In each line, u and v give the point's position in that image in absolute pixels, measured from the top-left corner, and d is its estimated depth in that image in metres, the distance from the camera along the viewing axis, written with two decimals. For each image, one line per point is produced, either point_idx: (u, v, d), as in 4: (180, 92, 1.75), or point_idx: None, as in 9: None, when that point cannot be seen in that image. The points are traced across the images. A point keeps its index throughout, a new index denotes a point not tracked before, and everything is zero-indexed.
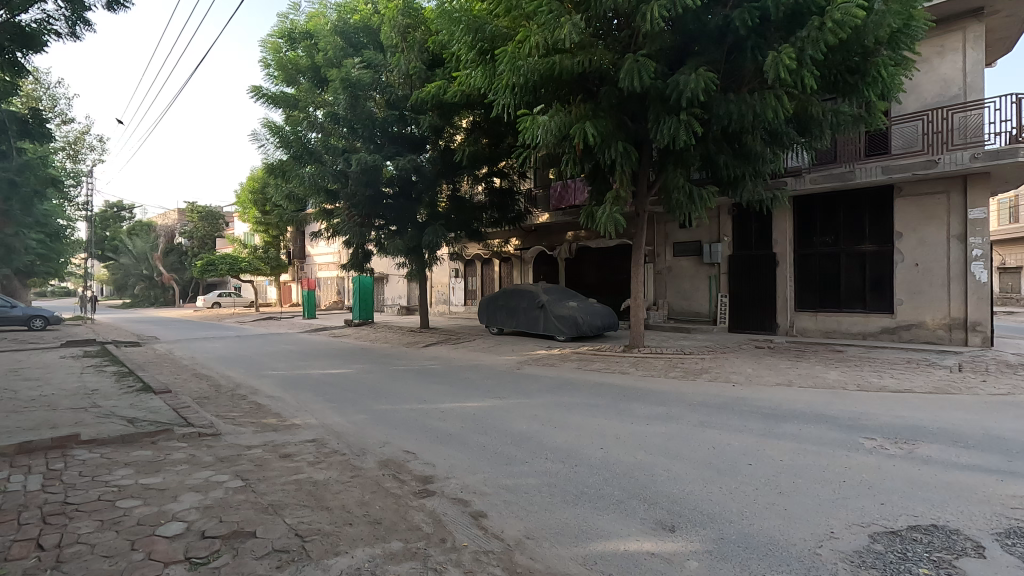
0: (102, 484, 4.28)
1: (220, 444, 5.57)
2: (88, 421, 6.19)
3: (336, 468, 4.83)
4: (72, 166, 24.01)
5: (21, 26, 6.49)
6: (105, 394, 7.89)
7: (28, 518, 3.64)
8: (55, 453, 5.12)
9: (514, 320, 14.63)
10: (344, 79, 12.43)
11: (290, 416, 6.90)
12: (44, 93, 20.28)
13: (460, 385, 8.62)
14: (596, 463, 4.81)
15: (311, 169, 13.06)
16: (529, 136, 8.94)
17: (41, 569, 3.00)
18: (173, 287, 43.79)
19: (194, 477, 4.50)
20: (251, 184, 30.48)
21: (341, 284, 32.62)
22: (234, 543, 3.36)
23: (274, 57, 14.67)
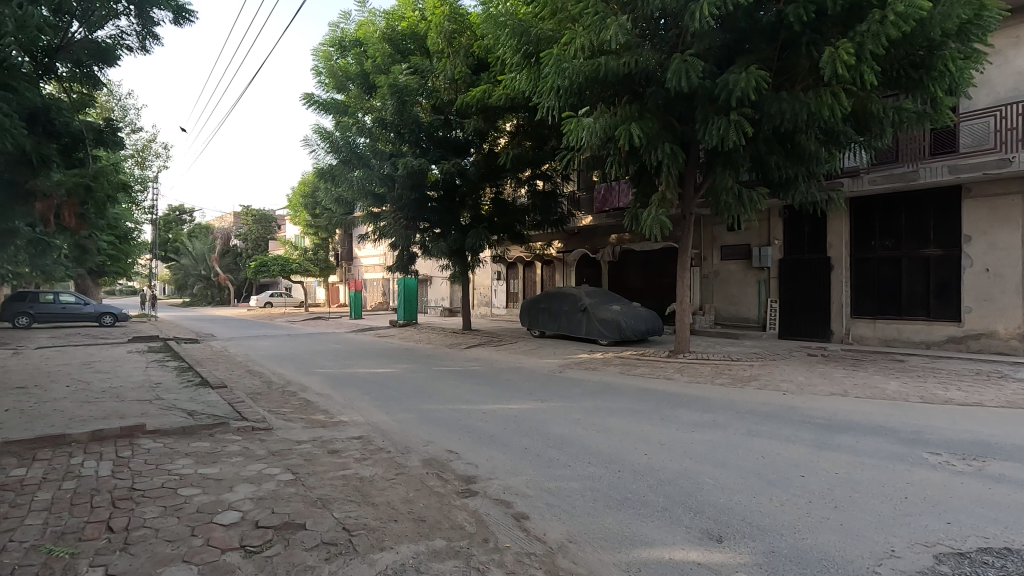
0: (165, 473, 4.53)
1: (272, 438, 5.78)
2: (153, 413, 6.56)
3: (382, 465, 4.95)
4: (140, 172, 25.51)
5: (98, 42, 6.95)
6: (167, 387, 8.34)
7: (99, 502, 3.89)
8: (123, 442, 5.44)
9: (555, 323, 14.58)
10: (391, 85, 12.70)
11: (338, 413, 7.10)
12: (116, 104, 21.68)
13: (502, 387, 8.65)
14: (641, 469, 4.73)
15: (359, 174, 13.41)
16: (573, 139, 8.89)
17: (111, 550, 3.19)
18: (229, 287, 45.86)
19: (248, 469, 4.69)
20: (302, 188, 31.61)
21: (387, 285, 33.43)
22: (286, 534, 3.48)
23: (325, 64, 15.03)
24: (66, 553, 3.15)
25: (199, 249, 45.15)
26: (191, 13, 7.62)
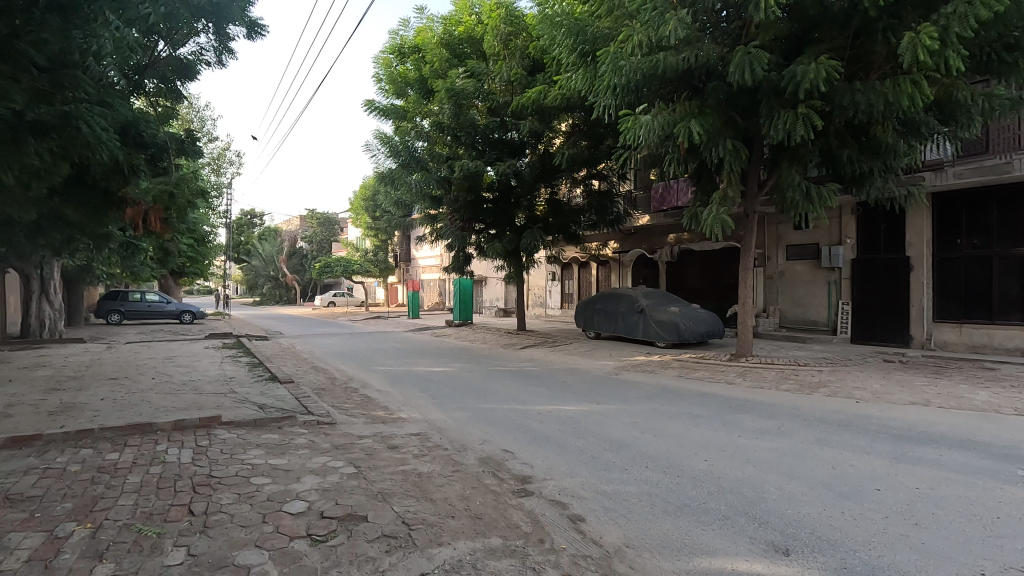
0: (239, 462, 4.81)
1: (335, 432, 6.02)
2: (228, 405, 6.98)
3: (439, 462, 5.05)
4: (216, 179, 27.20)
5: (180, 59, 7.51)
6: (240, 382, 8.85)
7: (182, 486, 4.18)
8: (202, 432, 5.82)
9: (611, 324, 14.39)
10: (449, 89, 12.94)
11: (397, 409, 7.30)
12: (196, 116, 23.23)
13: (557, 388, 8.63)
14: (701, 476, 4.59)
15: (417, 177, 13.75)
16: (630, 137, 8.75)
17: (192, 532, 3.42)
18: (295, 287, 48.10)
19: (314, 462, 4.90)
20: (363, 192, 32.73)
21: (443, 286, 34.08)
22: (349, 525, 3.61)
23: (385, 71, 15.41)
24: (154, 533, 3.41)
25: (268, 251, 47.60)
26: (262, 27, 8.05)
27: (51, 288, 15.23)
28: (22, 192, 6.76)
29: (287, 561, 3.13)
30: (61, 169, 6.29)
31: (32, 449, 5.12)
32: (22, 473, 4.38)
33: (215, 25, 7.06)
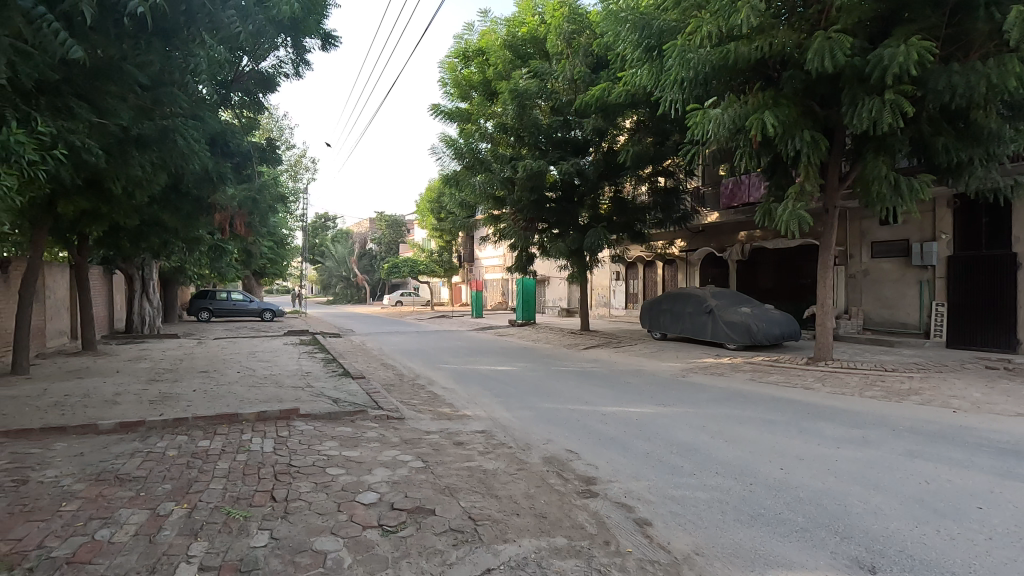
0: (316, 453, 5.08)
1: (404, 427, 6.22)
2: (305, 398, 7.37)
3: (504, 460, 5.10)
4: (293, 184, 28.76)
5: (262, 72, 8.04)
6: (316, 376, 9.33)
7: (266, 473, 4.47)
8: (282, 423, 6.18)
9: (678, 325, 13.99)
10: (513, 90, 13.01)
11: (462, 407, 7.44)
12: (276, 125, 24.67)
13: (622, 389, 8.50)
14: (776, 484, 4.38)
15: (481, 178, 13.96)
16: (698, 132, 8.48)
17: (275, 517, 3.65)
18: (365, 287, 50.04)
19: (384, 455, 5.09)
20: (429, 194, 33.57)
21: (506, 286, 34.36)
22: (418, 517, 3.72)
23: (450, 75, 15.63)
24: (241, 516, 3.65)
25: (341, 253, 49.76)
26: (336, 38, 8.44)
27: (151, 288, 16.65)
28: (128, 200, 7.46)
29: (360, 549, 3.27)
30: (160, 179, 6.90)
31: (137, 434, 5.63)
32: (129, 456, 4.83)
33: (293, 39, 7.48)
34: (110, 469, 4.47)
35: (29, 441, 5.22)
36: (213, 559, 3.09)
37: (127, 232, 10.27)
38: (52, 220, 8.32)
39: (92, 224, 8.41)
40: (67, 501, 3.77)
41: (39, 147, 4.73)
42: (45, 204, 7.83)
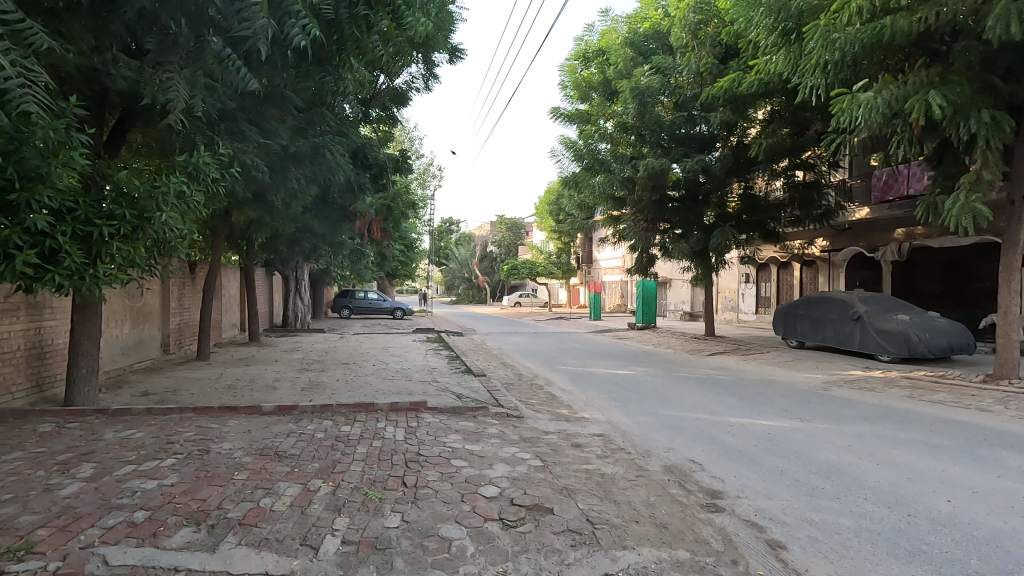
0: (442, 444, 5.37)
1: (523, 426, 6.36)
2: (432, 392, 7.83)
3: (623, 465, 5.01)
4: (422, 191, 30.68)
5: (397, 88, 8.74)
6: (441, 372, 9.88)
7: (398, 460, 4.82)
8: (412, 414, 6.62)
9: (819, 333, 12.73)
10: (633, 88, 12.68)
11: (580, 409, 7.43)
12: (408, 137, 26.50)
13: (752, 399, 7.94)
14: (941, 519, 3.82)
15: (601, 179, 13.85)
16: (844, 119, 7.65)
17: (406, 501, 3.93)
18: (486, 288, 51.87)
19: (504, 451, 5.25)
20: (548, 196, 33.92)
21: (625, 287, 33.68)
22: (537, 515, 3.79)
23: (570, 77, 15.72)
24: (377, 497, 3.98)
25: (464, 255, 52.04)
26: (462, 51, 8.90)
27: (302, 287, 18.71)
28: (285, 210, 8.47)
29: (482, 540, 3.41)
30: (311, 190, 7.75)
31: (291, 416, 6.37)
32: (286, 435, 5.48)
33: (424, 55, 7.99)
34: (271, 446, 5.10)
35: (210, 417, 6.13)
36: (354, 535, 3.41)
37: (284, 238, 11.64)
38: (228, 228, 9.67)
39: (257, 231, 9.64)
40: (239, 471, 4.37)
41: (221, 166, 5.57)
42: (223, 215, 9.14)
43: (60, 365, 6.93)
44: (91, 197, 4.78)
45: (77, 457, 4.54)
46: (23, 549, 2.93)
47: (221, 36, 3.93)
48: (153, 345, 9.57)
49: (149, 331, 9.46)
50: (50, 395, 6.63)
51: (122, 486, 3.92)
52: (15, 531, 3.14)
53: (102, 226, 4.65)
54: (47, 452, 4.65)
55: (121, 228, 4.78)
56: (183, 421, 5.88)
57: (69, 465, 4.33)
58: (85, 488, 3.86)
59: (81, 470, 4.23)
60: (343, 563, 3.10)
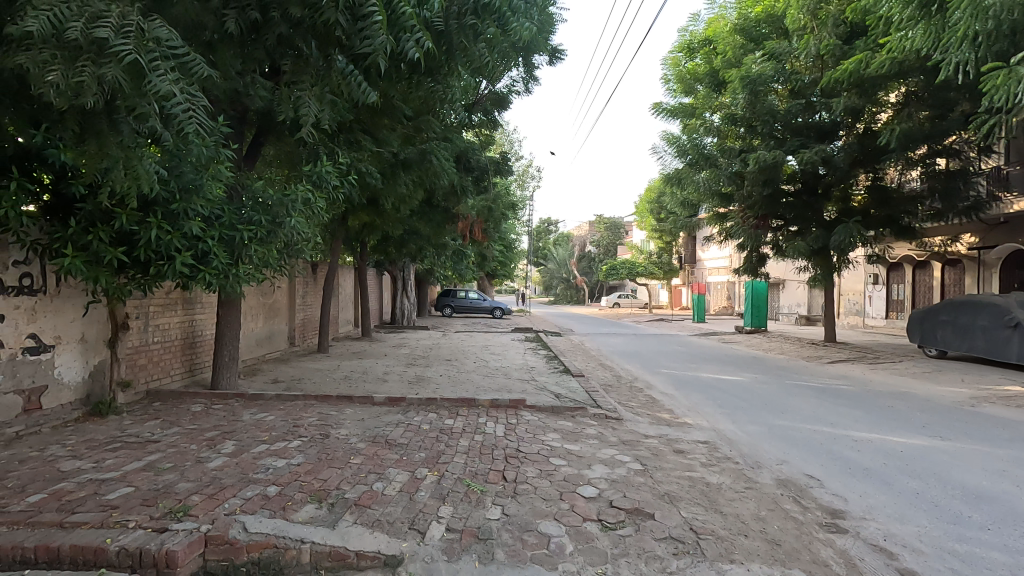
0: (540, 442, 5.44)
1: (622, 428, 6.25)
2: (530, 391, 7.93)
3: (729, 474, 4.77)
4: (521, 193, 31.12)
5: (498, 93, 8.97)
6: (540, 371, 9.98)
7: (498, 455, 4.96)
8: (511, 411, 6.75)
9: (965, 342, 11.24)
10: (744, 77, 11.90)
11: (683, 414, 7.15)
12: (507, 140, 26.99)
13: (880, 413, 7.19)
14: None
15: (706, 175, 13.27)
16: (998, 98, 6.68)
17: (506, 495, 4.03)
18: (584, 288, 51.54)
19: (603, 453, 5.19)
20: (649, 194, 32.94)
21: (733, 289, 31.84)
22: (637, 519, 3.72)
23: (674, 71, 15.27)
24: (478, 489, 4.12)
25: (561, 255, 52.05)
26: (562, 52, 8.93)
27: (408, 286, 19.76)
28: (394, 213, 9.00)
29: (581, 539, 3.41)
30: (418, 194, 8.16)
31: (400, 407, 6.77)
32: (395, 425, 5.83)
33: (525, 59, 8.14)
34: (382, 434, 5.45)
35: (329, 405, 6.67)
36: (457, 523, 3.56)
37: (393, 239, 12.35)
38: (344, 232, 10.48)
39: (369, 234, 10.32)
40: (355, 455, 4.72)
41: (340, 174, 6.07)
42: (340, 219, 9.88)
43: (208, 353, 7.90)
44: (234, 205, 5.39)
45: (221, 435, 5.16)
46: (182, 511, 3.38)
47: (345, 54, 4.22)
48: (281, 338, 10.58)
49: (278, 325, 10.48)
50: (200, 379, 7.58)
51: (257, 463, 4.39)
52: (175, 496, 3.63)
53: (242, 231, 5.24)
54: (199, 428, 5.33)
55: (257, 232, 5.35)
56: (307, 408, 6.46)
57: (215, 441, 4.93)
58: (228, 462, 4.38)
59: (224, 446, 4.80)
60: (447, 549, 3.25)
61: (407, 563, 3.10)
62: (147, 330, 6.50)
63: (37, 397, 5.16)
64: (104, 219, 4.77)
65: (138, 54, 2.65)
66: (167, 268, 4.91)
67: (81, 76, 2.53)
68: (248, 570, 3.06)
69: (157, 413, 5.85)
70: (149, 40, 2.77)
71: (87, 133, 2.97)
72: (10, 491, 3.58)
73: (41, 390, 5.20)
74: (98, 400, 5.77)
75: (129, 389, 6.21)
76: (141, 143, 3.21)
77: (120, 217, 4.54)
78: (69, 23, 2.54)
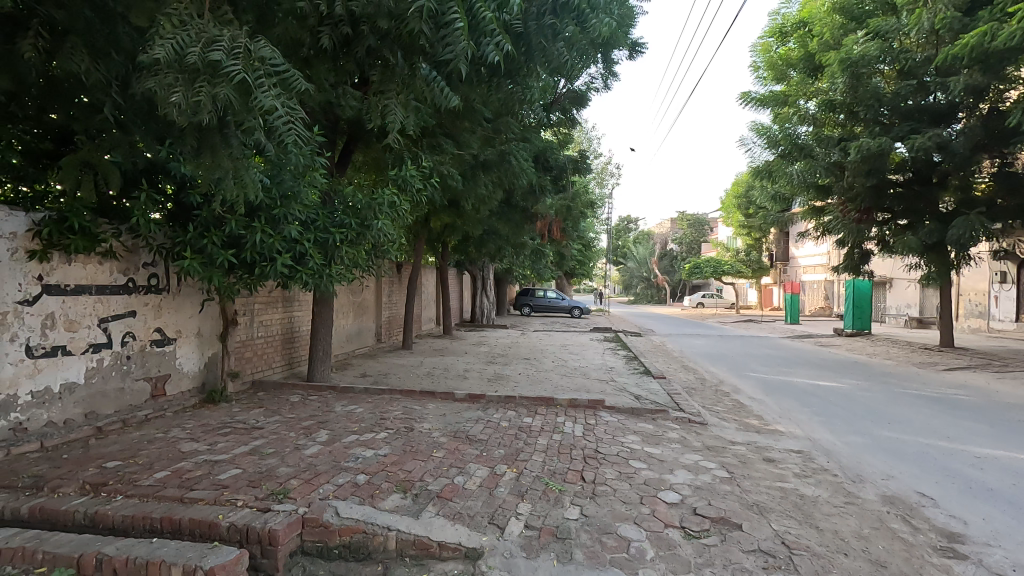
0: (620, 444, 5.35)
1: (707, 433, 6.00)
2: (609, 391, 7.82)
3: (827, 487, 4.45)
4: (600, 191, 30.70)
5: (576, 90, 8.93)
6: (619, 372, 9.81)
7: (576, 455, 4.93)
8: (590, 412, 6.69)
9: None
10: (843, 60, 10.98)
11: (773, 421, 6.75)
12: (586, 138, 26.74)
13: (1009, 428, 6.39)
14: None
15: (800, 167, 12.50)
16: None
17: (584, 496, 4.00)
18: (666, 288, 50.00)
19: (686, 458, 5.02)
20: (736, 189, 31.34)
21: (831, 288, 29.58)
22: (723, 528, 3.56)
23: (764, 57, 14.54)
24: (557, 488, 4.12)
25: (642, 254, 50.80)
26: (642, 44, 8.71)
27: (488, 286, 20.11)
28: (474, 213, 9.21)
29: (663, 546, 3.32)
30: (497, 195, 8.34)
31: (480, 404, 6.92)
32: (475, 421, 5.97)
33: (604, 55, 8.03)
34: (463, 429, 5.60)
35: (413, 399, 6.94)
36: (536, 521, 3.58)
37: (473, 239, 12.61)
38: (427, 233, 10.85)
39: (450, 235, 10.61)
40: (437, 449, 4.89)
41: (423, 177, 6.31)
42: (423, 221, 10.23)
43: (304, 348, 8.48)
44: (327, 210, 5.75)
45: (316, 424, 5.53)
46: (282, 494, 3.66)
47: (429, 61, 4.33)
48: (369, 335, 11.14)
49: (366, 323, 11.04)
50: (298, 372, 8.17)
51: (348, 452, 4.66)
52: (277, 479, 3.94)
53: (334, 234, 5.59)
54: (297, 417, 5.74)
55: (348, 234, 5.68)
56: (393, 401, 6.77)
57: (311, 430, 5.29)
58: (323, 450, 4.68)
59: (319, 435, 5.14)
60: (526, 546, 3.28)
61: (487, 557, 3.17)
62: (252, 326, 7.09)
63: (162, 384, 5.78)
64: (216, 225, 5.25)
65: (245, 73, 2.88)
66: (269, 269, 5.32)
67: (199, 96, 2.80)
68: (340, 552, 3.26)
69: (261, 402, 6.36)
70: (255, 59, 3.01)
71: (203, 147, 3.28)
72: (140, 467, 4.05)
73: (165, 377, 5.82)
74: (211, 388, 6.37)
75: (238, 379, 6.80)
76: (248, 154, 3.50)
77: (230, 222, 4.98)
78: (189, 49, 2.82)
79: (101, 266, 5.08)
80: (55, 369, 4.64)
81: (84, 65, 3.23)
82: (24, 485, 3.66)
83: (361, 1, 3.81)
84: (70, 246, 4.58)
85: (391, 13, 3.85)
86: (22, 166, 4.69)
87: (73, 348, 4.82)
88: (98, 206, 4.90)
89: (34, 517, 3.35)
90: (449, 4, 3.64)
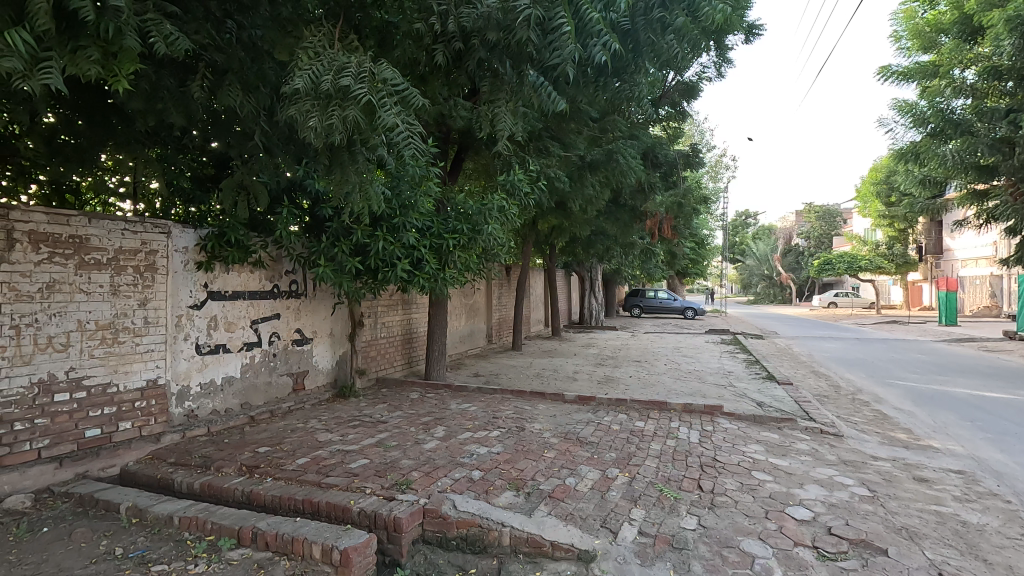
0: (741, 453, 5.03)
1: (843, 446, 5.45)
2: (728, 397, 7.38)
3: (996, 515, 3.85)
4: (714, 185, 29.16)
5: (686, 82, 8.56)
6: (739, 376, 9.25)
7: (693, 462, 4.72)
8: (706, 418, 6.38)
9: None
10: (1010, 18, 9.41)
11: (925, 436, 5.96)
12: (698, 131, 25.59)
13: None
14: None
15: (956, 145, 10.94)
16: None
17: (702, 505, 3.82)
18: (791, 287, 46.23)
19: (818, 472, 4.60)
20: (874, 175, 28.15)
21: (999, 285, 25.55)
22: (865, 552, 3.22)
23: (907, 26, 12.93)
24: (672, 496, 3.97)
25: (762, 250, 47.43)
26: (760, 26, 8.15)
27: (596, 286, 19.89)
28: (581, 214, 9.18)
29: (793, 565, 3.07)
30: (604, 194, 8.30)
31: (590, 406, 6.88)
32: (586, 424, 5.94)
33: (716, 42, 7.64)
34: (574, 431, 5.61)
35: (524, 400, 7.07)
36: (650, 528, 3.49)
37: (581, 240, 12.58)
38: (534, 236, 11.03)
39: (557, 236, 10.66)
40: (548, 450, 4.93)
41: (530, 181, 6.43)
42: (530, 224, 10.38)
43: (422, 347, 8.99)
44: (441, 216, 6.05)
45: (434, 420, 5.82)
46: (405, 484, 3.91)
47: (536, 68, 4.37)
48: (480, 336, 11.52)
49: (478, 324, 11.43)
50: (416, 370, 8.68)
51: (463, 448, 4.85)
52: (400, 470, 4.21)
53: (448, 239, 5.85)
54: (416, 413, 6.10)
55: (461, 239, 5.93)
56: (504, 401, 6.95)
57: (429, 426, 5.59)
58: (440, 445, 4.92)
59: (436, 431, 5.42)
60: (640, 552, 3.21)
61: (600, 560, 3.15)
62: (377, 327, 7.67)
63: (302, 379, 6.43)
64: (345, 235, 5.71)
65: (371, 95, 3.11)
66: (390, 273, 5.70)
67: (332, 119, 3.06)
68: (457, 544, 3.41)
69: (385, 398, 6.84)
70: (379, 81, 3.26)
71: (334, 164, 3.56)
72: (286, 454, 4.54)
73: (305, 373, 6.47)
74: (342, 384, 6.97)
75: (365, 376, 7.39)
76: (372, 169, 3.76)
77: (357, 232, 5.41)
78: (323, 77, 3.11)
79: (252, 274, 5.78)
80: (218, 365, 5.34)
81: (240, 99, 3.69)
82: (196, 464, 4.27)
83: (472, 16, 3.95)
84: (228, 258, 5.26)
85: (500, 24, 3.93)
86: (191, 189, 5.48)
87: (231, 346, 5.51)
88: (250, 221, 5.57)
89: (203, 492, 3.89)
90: (557, 10, 3.69)
